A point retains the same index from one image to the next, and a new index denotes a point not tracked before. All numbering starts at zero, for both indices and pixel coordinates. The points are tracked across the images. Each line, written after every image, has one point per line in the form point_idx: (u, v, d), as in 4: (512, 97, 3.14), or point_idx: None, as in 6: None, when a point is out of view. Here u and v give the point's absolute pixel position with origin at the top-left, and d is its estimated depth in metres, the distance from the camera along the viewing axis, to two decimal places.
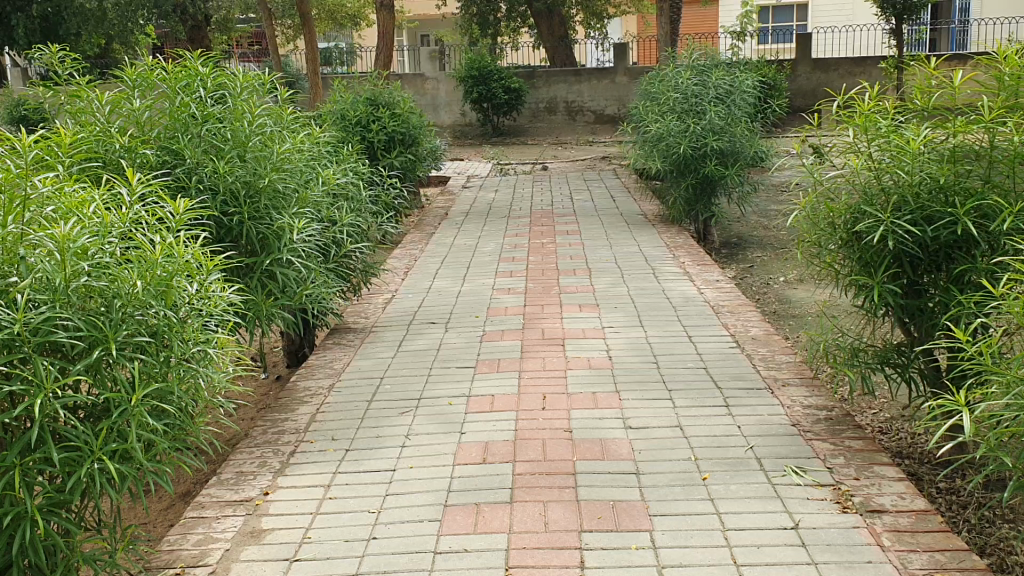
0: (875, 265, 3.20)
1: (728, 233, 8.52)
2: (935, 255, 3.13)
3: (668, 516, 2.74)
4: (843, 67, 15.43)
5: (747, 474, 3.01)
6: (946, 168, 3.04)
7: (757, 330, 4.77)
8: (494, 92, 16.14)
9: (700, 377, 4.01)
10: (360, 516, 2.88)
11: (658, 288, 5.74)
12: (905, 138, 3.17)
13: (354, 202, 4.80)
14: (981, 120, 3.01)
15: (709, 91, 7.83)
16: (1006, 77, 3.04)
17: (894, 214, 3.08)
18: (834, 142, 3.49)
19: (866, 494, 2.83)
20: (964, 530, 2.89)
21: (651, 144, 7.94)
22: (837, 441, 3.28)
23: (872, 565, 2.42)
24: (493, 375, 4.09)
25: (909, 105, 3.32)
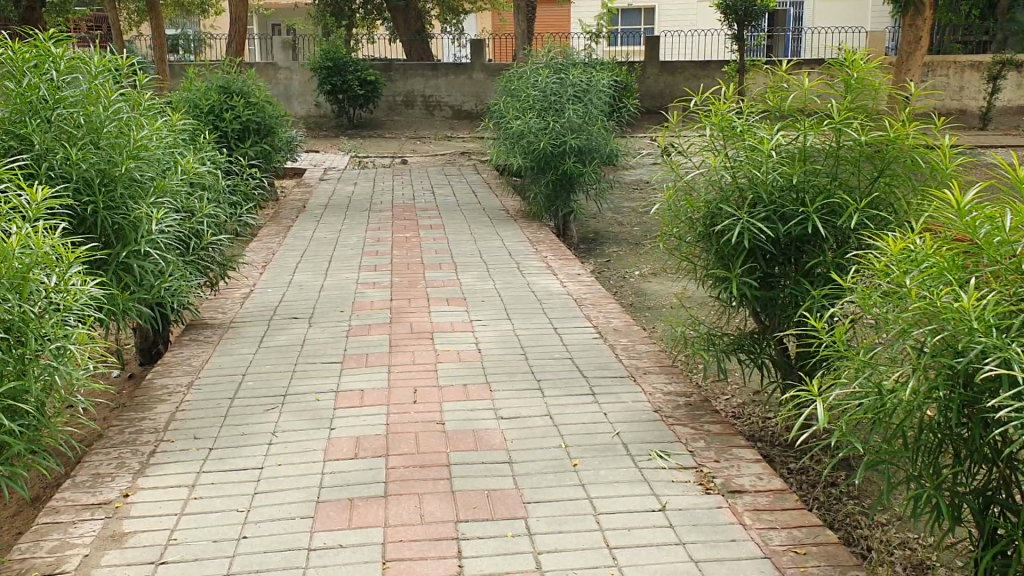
0: (732, 259, 3.35)
1: (586, 229, 8.72)
2: (787, 249, 3.29)
3: (541, 503, 2.79)
4: (690, 70, 16.03)
5: (615, 459, 3.10)
6: (797, 167, 3.21)
7: (618, 322, 4.91)
8: (350, 85, 15.93)
9: (567, 368, 4.09)
10: (229, 516, 2.80)
11: (522, 282, 5.82)
12: (759, 138, 3.33)
13: (213, 192, 4.65)
14: (830, 121, 3.21)
15: (567, 89, 7.99)
16: (852, 80, 3.27)
17: (750, 210, 3.23)
18: (693, 140, 3.63)
19: (726, 476, 2.97)
20: (815, 508, 3.08)
21: (512, 141, 8.09)
22: (697, 426, 3.42)
23: (735, 543, 2.54)
24: (360, 369, 4.05)
25: (763, 106, 3.49)
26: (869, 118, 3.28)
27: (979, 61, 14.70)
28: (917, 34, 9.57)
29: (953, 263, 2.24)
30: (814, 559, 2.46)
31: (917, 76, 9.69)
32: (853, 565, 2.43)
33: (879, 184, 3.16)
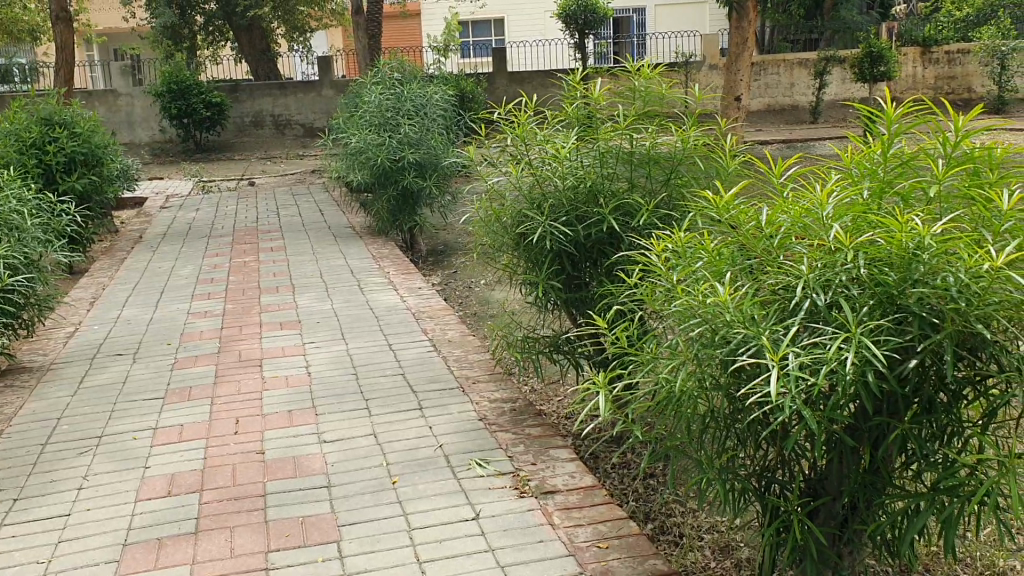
0: (540, 263, 3.45)
1: (435, 241, 8.74)
2: (590, 251, 3.40)
3: (356, 524, 2.78)
4: (536, 78, 16.30)
5: (435, 472, 3.12)
6: (593, 172, 3.33)
7: (454, 332, 4.94)
8: (194, 107, 15.46)
9: (397, 384, 4.09)
10: (27, 568, 2.67)
11: (362, 299, 5.79)
12: (557, 147, 3.46)
13: (16, 232, 4.47)
14: (619, 127, 3.37)
15: (405, 104, 8.03)
16: (639, 88, 3.49)
17: (550, 216, 3.33)
18: (500, 151, 3.73)
19: (541, 478, 3.04)
20: (632, 500, 3.15)
21: (351, 157, 8.01)
22: (519, 430, 3.48)
23: (542, 543, 2.60)
24: (182, 404, 3.94)
25: (561, 115, 3.64)
26: (659, 121, 3.47)
27: (805, 58, 15.46)
28: (743, 35, 9.80)
29: (720, 256, 2.35)
30: (615, 552, 2.55)
31: (746, 77, 10.05)
32: (652, 554, 2.54)
33: (671, 186, 3.29)
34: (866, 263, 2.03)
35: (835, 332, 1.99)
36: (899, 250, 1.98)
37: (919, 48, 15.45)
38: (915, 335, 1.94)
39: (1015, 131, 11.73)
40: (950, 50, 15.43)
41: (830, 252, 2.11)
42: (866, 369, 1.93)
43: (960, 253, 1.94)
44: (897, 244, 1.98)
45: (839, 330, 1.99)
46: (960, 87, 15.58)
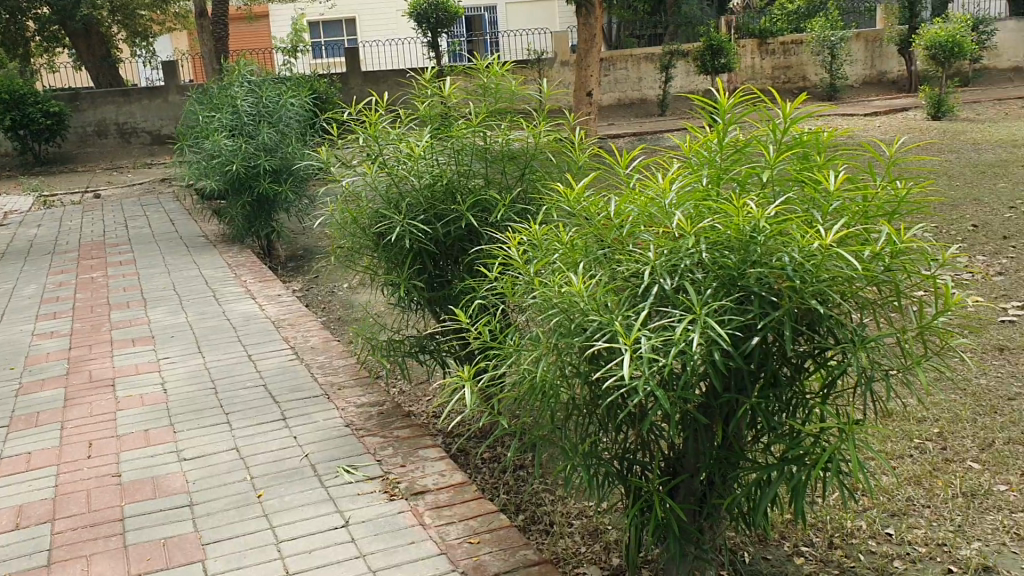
0: (400, 262, 3.44)
1: (294, 246, 8.56)
2: (449, 248, 3.42)
3: (221, 541, 2.70)
4: (390, 78, 16.19)
5: (301, 482, 3.06)
6: (449, 170, 3.35)
7: (315, 339, 4.86)
8: (32, 117, 14.50)
9: (258, 395, 3.99)
10: None
11: (218, 310, 5.63)
12: (412, 146, 3.44)
13: None
14: (472, 124, 3.38)
15: (258, 108, 7.82)
16: (489, 85, 3.51)
17: (408, 215, 3.32)
18: (354, 150, 3.68)
19: (410, 479, 3.03)
20: (503, 492, 3.17)
21: (202, 163, 7.75)
22: (387, 433, 3.45)
23: (413, 545, 2.60)
24: (29, 430, 3.73)
25: (413, 114, 3.62)
26: (510, 117, 3.51)
27: (651, 52, 15.94)
28: (591, 32, 10.00)
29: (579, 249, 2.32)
30: (487, 546, 2.57)
31: (597, 71, 10.25)
32: (523, 545, 2.58)
33: (527, 181, 3.32)
34: (707, 247, 2.04)
35: (683, 314, 1.99)
36: (736, 234, 2.00)
37: (756, 39, 16.09)
38: (756, 313, 1.97)
39: (847, 115, 12.40)
40: (784, 41, 16.12)
41: (674, 239, 2.11)
42: (712, 349, 1.95)
43: (793, 233, 1.97)
44: (734, 228, 2.00)
45: (685, 313, 1.99)
46: (795, 76, 16.31)
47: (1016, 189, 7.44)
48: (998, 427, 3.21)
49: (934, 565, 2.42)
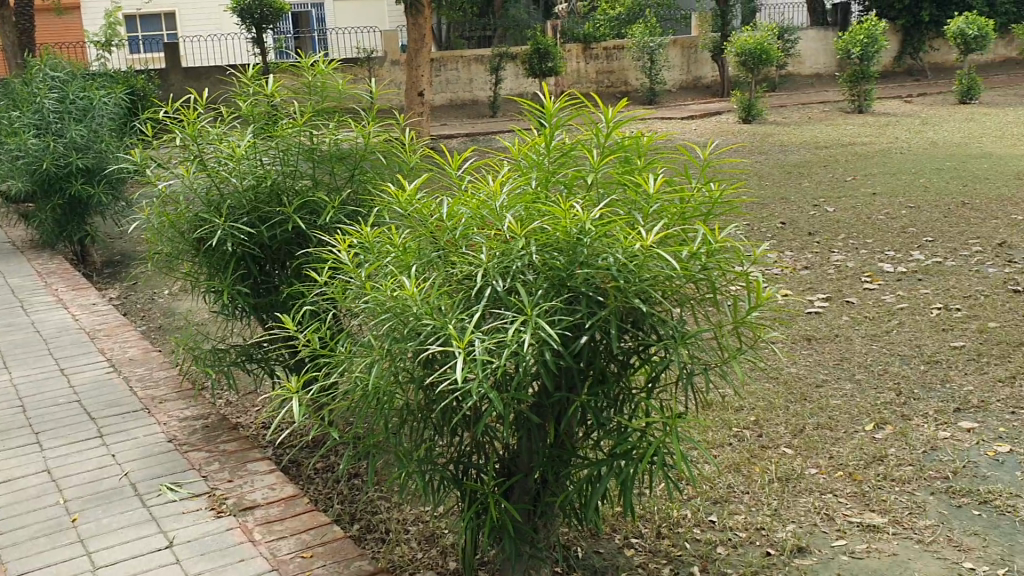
0: (223, 267, 3.31)
1: (111, 252, 8.10)
2: (275, 253, 3.32)
3: (30, 572, 2.52)
4: (214, 75, 15.59)
5: (120, 503, 2.89)
6: (273, 171, 3.24)
7: (134, 350, 4.61)
8: None
9: (72, 412, 3.75)
10: None
11: (26, 322, 5.25)
12: (233, 146, 3.30)
13: None
14: (296, 123, 3.28)
15: (67, 105, 7.33)
16: (314, 84, 3.43)
17: (229, 218, 3.19)
18: (171, 151, 3.50)
19: (239, 494, 2.92)
20: (337, 502, 3.10)
21: (5, 164, 7.20)
22: (213, 447, 3.32)
23: (242, 563, 2.51)
24: None
25: (235, 113, 3.48)
26: (336, 117, 3.43)
27: (481, 54, 16.06)
28: (421, 32, 9.97)
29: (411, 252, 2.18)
30: (320, 560, 2.51)
31: (427, 71, 10.21)
32: (357, 556, 2.54)
33: (356, 182, 3.26)
34: (538, 249, 1.97)
35: (514, 315, 1.92)
36: (564, 235, 1.95)
37: (580, 44, 16.49)
38: (584, 313, 1.94)
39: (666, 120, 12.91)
40: (607, 46, 16.60)
41: (505, 241, 2.03)
42: (543, 349, 1.90)
43: (619, 233, 1.95)
44: (562, 229, 1.95)
45: (517, 313, 1.92)
46: (618, 80, 16.81)
47: (818, 189, 7.95)
48: (808, 413, 3.42)
49: (754, 549, 2.55)
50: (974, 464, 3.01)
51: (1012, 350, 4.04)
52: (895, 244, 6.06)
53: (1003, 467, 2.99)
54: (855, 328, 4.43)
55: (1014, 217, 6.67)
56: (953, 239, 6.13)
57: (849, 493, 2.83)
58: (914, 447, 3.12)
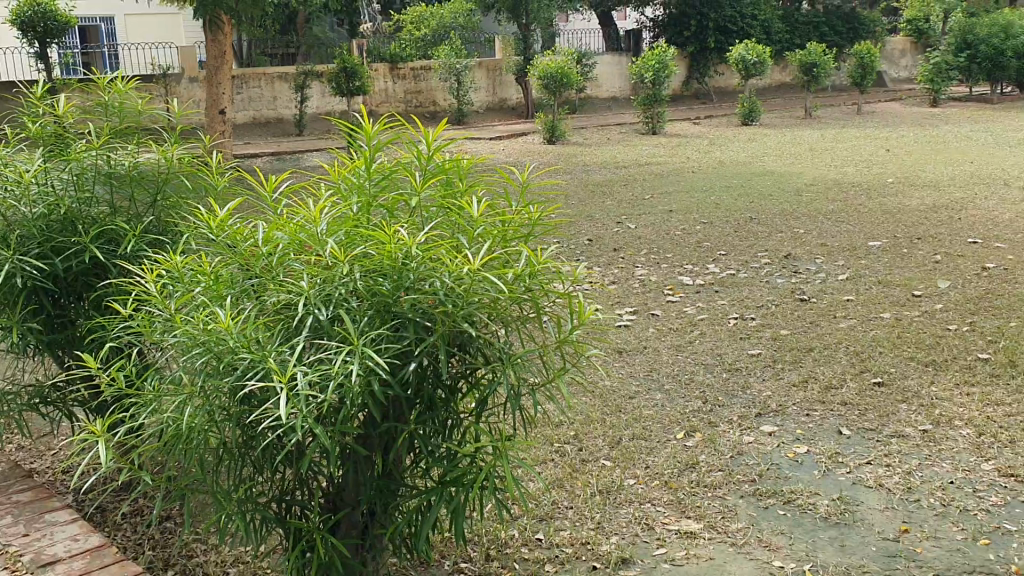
0: (10, 303, 3.02)
1: None
2: (72, 285, 3.08)
3: None
4: None
5: None
6: (67, 198, 2.98)
7: None
8: None
9: None
10: None
11: None
12: (20, 170, 3.02)
13: None
14: (92, 146, 3.06)
15: None
16: (109, 104, 3.22)
17: (17, 250, 2.92)
18: None
19: (36, 550, 2.68)
20: (148, 548, 2.91)
21: None
22: (4, 499, 3.03)
23: None
24: None
25: (20, 134, 3.20)
26: (135, 140, 3.23)
27: (284, 72, 15.68)
28: (221, 49, 9.65)
29: (224, 279, 2.05)
30: None
31: (229, 89, 9.86)
32: None
33: (158, 209, 3.09)
34: (361, 275, 1.92)
35: (339, 345, 1.86)
36: (389, 260, 1.90)
37: (387, 64, 16.44)
38: (412, 340, 1.90)
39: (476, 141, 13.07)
40: (414, 66, 16.64)
41: (327, 267, 1.96)
42: (371, 379, 1.84)
43: (444, 257, 1.93)
44: (387, 255, 1.90)
45: (343, 344, 1.85)
46: (426, 101, 16.88)
47: (621, 207, 8.26)
48: (624, 425, 3.53)
49: (581, 564, 2.59)
50: (776, 465, 3.20)
51: (802, 355, 4.34)
52: (693, 257, 6.39)
53: (802, 467, 3.20)
54: (662, 339, 4.62)
55: (795, 231, 7.20)
56: (744, 253, 6.53)
57: (667, 501, 2.93)
58: (723, 453, 3.28)
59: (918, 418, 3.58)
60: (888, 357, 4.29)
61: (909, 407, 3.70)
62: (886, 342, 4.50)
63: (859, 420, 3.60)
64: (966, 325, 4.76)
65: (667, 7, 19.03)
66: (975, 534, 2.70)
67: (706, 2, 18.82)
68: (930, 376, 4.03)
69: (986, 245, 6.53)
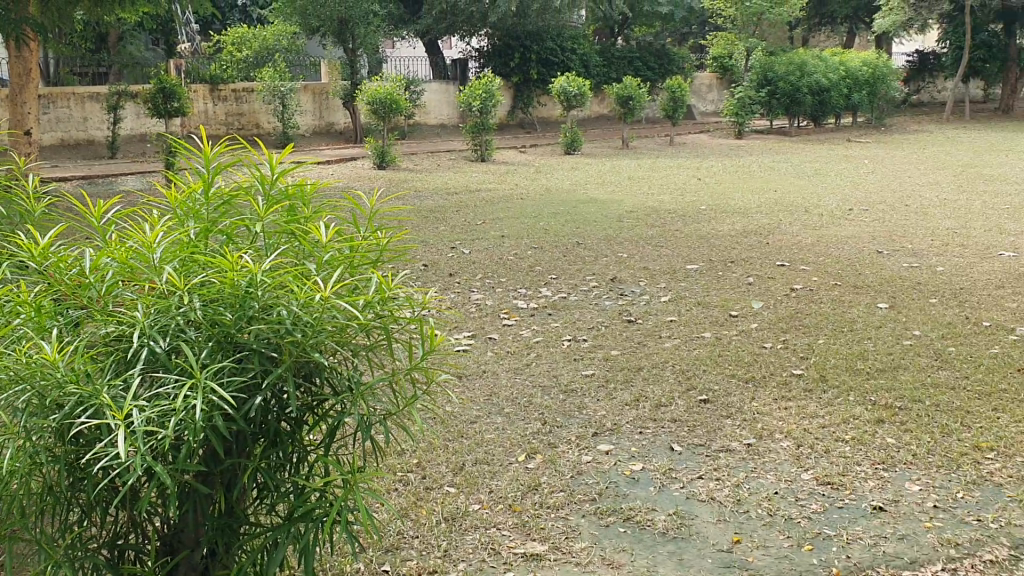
0: None
1: None
2: None
3: None
4: None
5: None
6: None
7: None
8: None
9: None
10: None
11: None
12: None
13: None
14: None
15: None
16: None
17: None
18: None
19: None
20: None
21: None
22: None
23: None
24: None
25: None
26: None
27: (95, 91, 14.86)
28: (26, 66, 9.10)
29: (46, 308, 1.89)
30: None
31: (35, 107, 9.27)
32: None
33: None
34: (202, 305, 1.84)
35: (178, 379, 1.76)
36: (231, 289, 1.83)
37: (206, 85, 15.95)
38: (256, 371, 1.82)
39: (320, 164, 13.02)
40: (235, 88, 16.20)
41: (162, 297, 1.86)
42: (215, 414, 1.75)
43: (290, 284, 1.87)
44: (229, 282, 1.82)
45: (181, 378, 1.76)
46: (248, 123, 16.45)
47: (453, 233, 8.30)
48: (466, 450, 3.53)
49: None
50: (615, 484, 3.28)
51: (633, 374, 4.49)
52: (526, 281, 6.50)
53: (638, 484, 3.29)
54: (499, 363, 4.67)
55: (619, 255, 7.45)
56: (573, 276, 6.69)
57: (512, 524, 2.95)
58: (564, 474, 3.34)
59: (742, 432, 3.77)
60: (712, 375, 4.50)
61: (734, 422, 3.89)
62: (709, 360, 4.72)
63: (688, 436, 3.75)
64: (780, 342, 5.06)
65: (492, 37, 19.36)
66: (800, 541, 2.86)
67: (528, 34, 19.31)
68: (751, 393, 4.25)
69: (792, 268, 6.98)
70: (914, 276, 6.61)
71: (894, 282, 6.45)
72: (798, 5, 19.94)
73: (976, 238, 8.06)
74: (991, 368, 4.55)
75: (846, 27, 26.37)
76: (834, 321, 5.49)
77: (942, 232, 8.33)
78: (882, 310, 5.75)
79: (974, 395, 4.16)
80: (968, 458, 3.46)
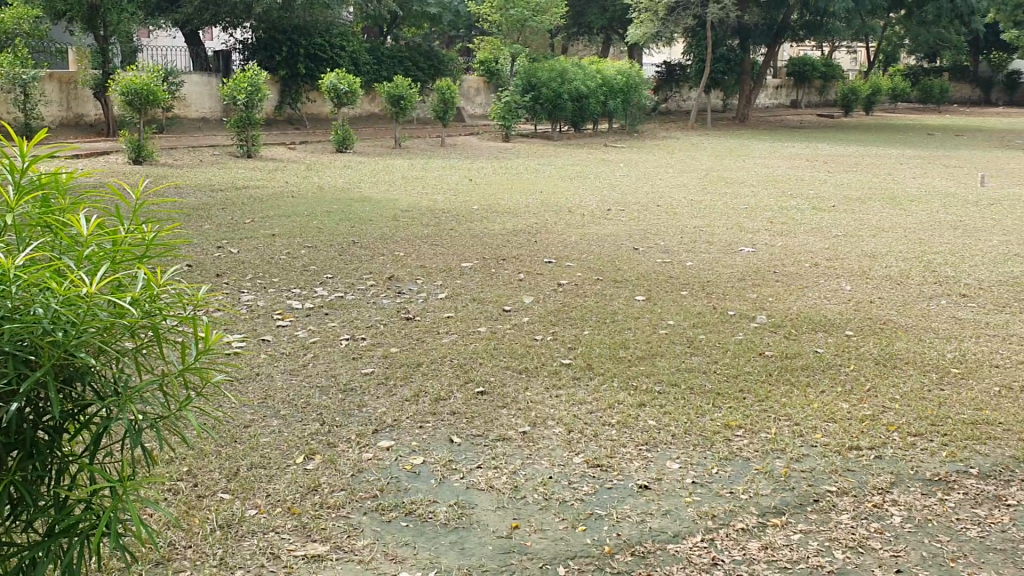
0: None
1: None
2: None
3: None
4: None
5: None
6: None
7: None
8: None
9: None
10: None
11: None
12: None
13: None
14: None
15: None
16: None
17: None
18: None
19: None
20: None
21: None
22: None
23: None
24: None
25: None
26: None
27: None
28: None
29: None
30: None
31: None
32: None
33: None
34: None
35: None
36: None
37: None
38: (13, 376, 1.68)
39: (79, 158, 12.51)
40: None
41: None
42: None
43: (51, 281, 1.73)
44: None
45: None
46: None
47: (219, 231, 7.99)
48: (241, 455, 3.41)
49: None
50: (395, 479, 3.29)
51: (411, 371, 4.51)
52: (299, 281, 6.36)
53: (418, 478, 3.32)
54: (275, 364, 4.55)
55: (394, 253, 7.46)
56: (348, 275, 6.63)
57: (290, 527, 2.89)
58: (343, 472, 3.31)
59: (517, 421, 3.89)
60: (487, 367, 4.61)
61: (509, 412, 4.00)
62: (484, 353, 4.83)
63: (466, 427, 3.81)
64: (550, 334, 5.26)
65: (256, 30, 18.75)
66: (574, 522, 2.99)
67: (296, 28, 18.89)
68: (525, 382, 4.39)
69: (558, 265, 7.27)
70: (669, 271, 7.08)
71: (650, 276, 6.87)
72: (558, 12, 20.70)
73: (720, 235, 8.72)
74: (736, 352, 4.95)
75: (602, 36, 27.72)
76: (598, 312, 5.78)
77: (691, 230, 8.96)
78: (640, 301, 6.11)
79: (722, 378, 4.52)
80: (720, 436, 3.75)
